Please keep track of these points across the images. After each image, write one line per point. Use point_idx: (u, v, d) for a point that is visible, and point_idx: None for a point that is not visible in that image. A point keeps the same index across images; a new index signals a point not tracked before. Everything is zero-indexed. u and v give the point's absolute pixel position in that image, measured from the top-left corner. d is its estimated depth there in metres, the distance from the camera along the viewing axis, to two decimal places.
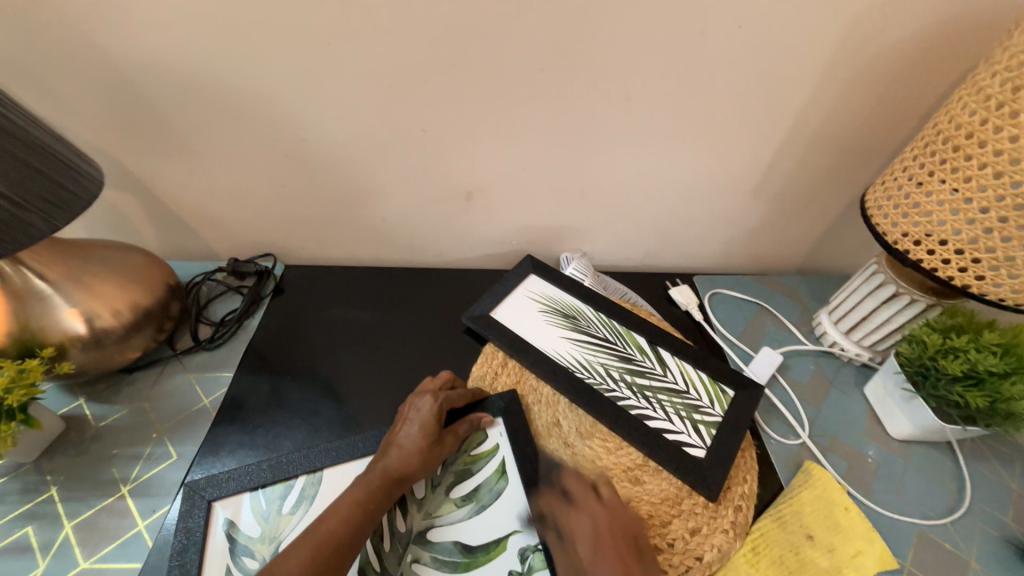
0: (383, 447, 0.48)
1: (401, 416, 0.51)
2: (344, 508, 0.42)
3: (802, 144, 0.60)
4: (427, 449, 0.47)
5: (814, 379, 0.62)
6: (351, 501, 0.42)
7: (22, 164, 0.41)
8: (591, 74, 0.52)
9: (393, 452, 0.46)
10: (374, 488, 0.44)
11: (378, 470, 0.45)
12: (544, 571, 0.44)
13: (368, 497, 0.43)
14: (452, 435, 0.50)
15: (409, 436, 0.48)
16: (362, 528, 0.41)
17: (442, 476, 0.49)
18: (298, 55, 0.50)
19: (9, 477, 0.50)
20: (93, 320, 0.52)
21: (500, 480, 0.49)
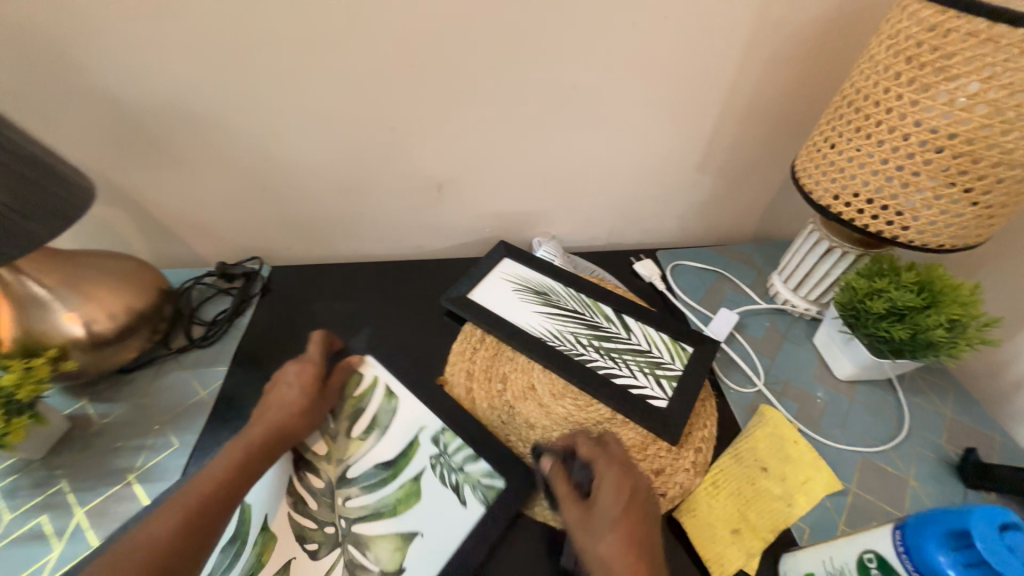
0: (259, 410, 0.52)
1: (275, 381, 0.55)
2: (224, 468, 0.45)
3: (738, 119, 0.66)
4: (311, 405, 0.53)
5: (769, 334, 0.68)
6: (227, 464, 0.46)
7: (21, 177, 0.45)
8: (541, 67, 0.57)
9: (276, 411, 0.51)
10: (258, 442, 0.48)
11: (263, 428, 0.49)
12: (456, 440, 0.54)
13: (252, 451, 0.47)
14: (328, 390, 0.56)
15: (288, 395, 0.53)
16: (240, 486, 0.45)
17: (335, 428, 0.55)
18: (270, 65, 0.54)
19: (18, 473, 0.53)
20: (90, 324, 0.55)
21: (379, 402, 0.57)
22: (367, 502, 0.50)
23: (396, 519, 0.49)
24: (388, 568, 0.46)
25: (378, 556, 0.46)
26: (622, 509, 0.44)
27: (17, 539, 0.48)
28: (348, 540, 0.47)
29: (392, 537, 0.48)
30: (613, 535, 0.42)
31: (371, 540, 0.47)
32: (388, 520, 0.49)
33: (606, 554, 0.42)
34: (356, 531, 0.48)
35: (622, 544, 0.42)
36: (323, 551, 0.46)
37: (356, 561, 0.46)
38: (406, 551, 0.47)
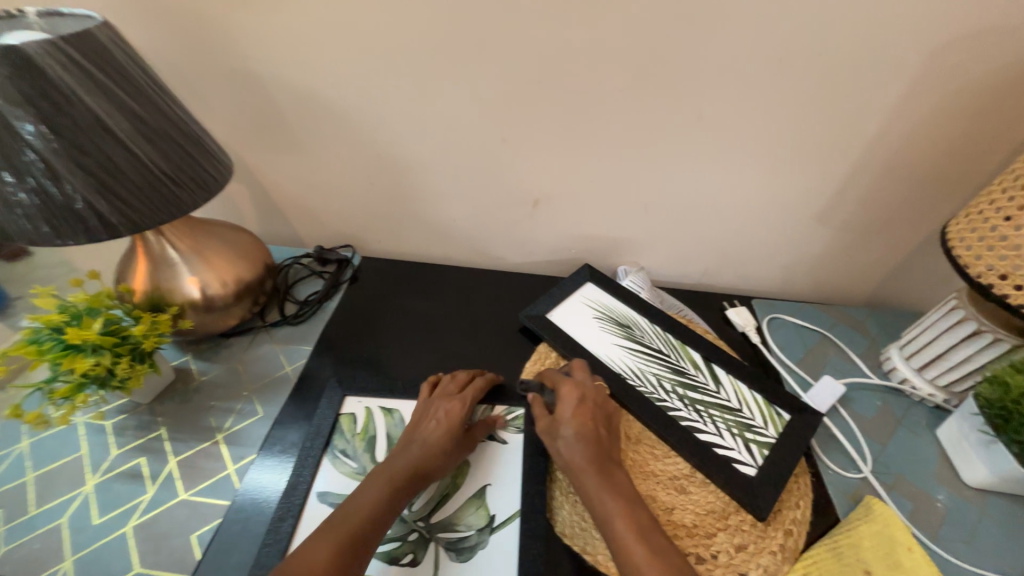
0: (404, 443, 0.51)
1: (423, 415, 0.54)
2: (365, 507, 0.45)
3: (876, 172, 0.59)
4: (451, 448, 0.51)
5: (880, 415, 0.60)
6: (371, 500, 0.46)
7: (178, 148, 0.49)
8: (666, 95, 0.55)
9: (416, 449, 0.50)
10: (398, 480, 0.48)
11: (403, 467, 0.48)
12: None
13: (392, 494, 0.46)
14: (471, 435, 0.54)
15: (434, 434, 0.51)
16: (381, 525, 0.45)
17: (353, 451, 0.54)
18: (402, 69, 0.57)
19: (128, 413, 0.58)
20: (206, 288, 0.60)
21: (381, 417, 0.58)
22: (431, 498, 0.50)
23: (462, 490, 0.51)
24: (482, 526, 0.49)
25: (467, 523, 0.49)
26: (577, 409, 0.51)
27: (120, 474, 0.53)
28: (435, 530, 0.48)
29: (470, 503, 0.50)
30: (571, 427, 0.49)
31: (454, 524, 0.49)
32: (456, 495, 0.51)
33: (566, 439, 0.49)
34: (437, 523, 0.49)
35: (577, 435, 0.49)
36: (421, 553, 0.46)
37: (454, 538, 0.48)
38: (488, 505, 0.50)
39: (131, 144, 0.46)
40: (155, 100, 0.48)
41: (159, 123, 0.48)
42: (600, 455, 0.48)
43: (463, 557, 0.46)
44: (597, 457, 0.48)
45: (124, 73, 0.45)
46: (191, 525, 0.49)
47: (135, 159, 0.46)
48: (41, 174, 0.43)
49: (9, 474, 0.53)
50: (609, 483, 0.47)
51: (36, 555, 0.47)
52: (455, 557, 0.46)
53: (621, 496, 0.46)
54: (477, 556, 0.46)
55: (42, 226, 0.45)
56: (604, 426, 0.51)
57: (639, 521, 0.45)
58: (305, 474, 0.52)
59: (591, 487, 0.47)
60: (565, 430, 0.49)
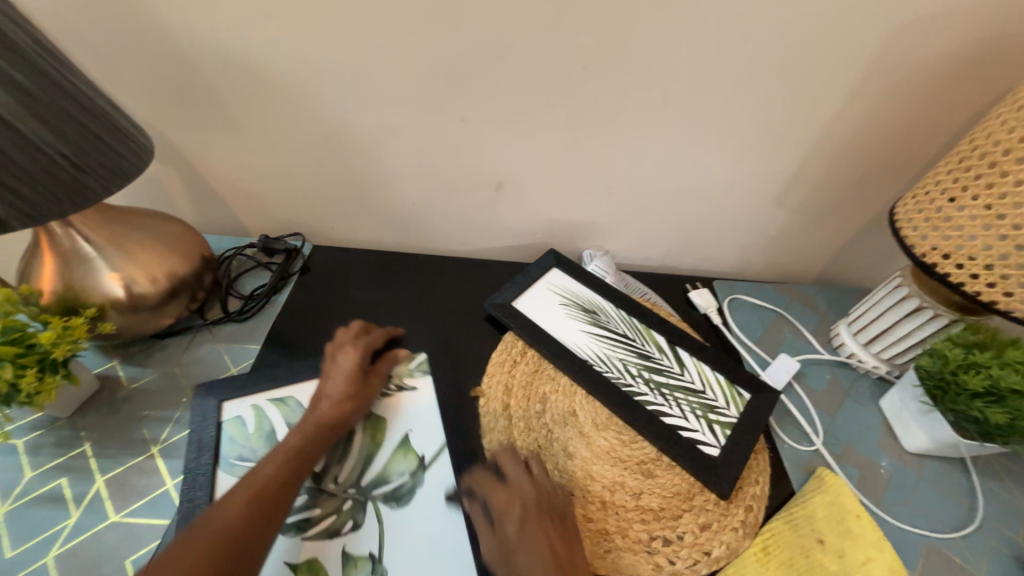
0: (314, 401, 0.53)
1: (323, 372, 0.56)
2: (277, 456, 0.46)
3: (830, 155, 0.61)
4: (355, 393, 0.53)
5: (830, 388, 0.63)
6: (287, 448, 0.47)
7: (81, 127, 0.43)
8: (628, 75, 0.53)
9: (324, 402, 0.52)
10: (314, 427, 0.49)
11: (312, 418, 0.50)
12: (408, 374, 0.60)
13: (305, 441, 0.48)
14: (375, 376, 0.57)
15: (334, 386, 0.53)
16: (298, 470, 0.46)
17: (254, 452, 0.50)
18: (345, 40, 0.52)
19: (45, 429, 0.52)
20: (131, 285, 0.53)
21: (274, 409, 0.54)
22: (354, 464, 0.51)
23: (383, 447, 0.53)
24: (413, 470, 0.51)
25: (398, 473, 0.51)
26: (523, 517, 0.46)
27: (37, 498, 0.47)
28: (367, 490, 0.49)
29: (396, 454, 0.52)
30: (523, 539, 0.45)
31: (388, 479, 0.51)
32: (379, 454, 0.52)
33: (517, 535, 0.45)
34: (368, 483, 0.50)
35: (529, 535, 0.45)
36: (359, 516, 0.48)
37: (388, 490, 0.50)
38: (414, 450, 0.53)
39: (18, 124, 0.39)
40: (50, 72, 0.40)
41: (57, 99, 0.41)
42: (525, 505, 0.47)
43: (403, 502, 0.49)
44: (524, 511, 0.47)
45: (12, 44, 0.38)
46: (125, 548, 0.45)
47: (26, 141, 0.39)
48: None
49: None
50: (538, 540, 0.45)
51: None
52: (394, 505, 0.49)
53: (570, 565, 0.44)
54: (416, 496, 0.50)
55: None
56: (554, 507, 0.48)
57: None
58: (199, 494, 0.47)
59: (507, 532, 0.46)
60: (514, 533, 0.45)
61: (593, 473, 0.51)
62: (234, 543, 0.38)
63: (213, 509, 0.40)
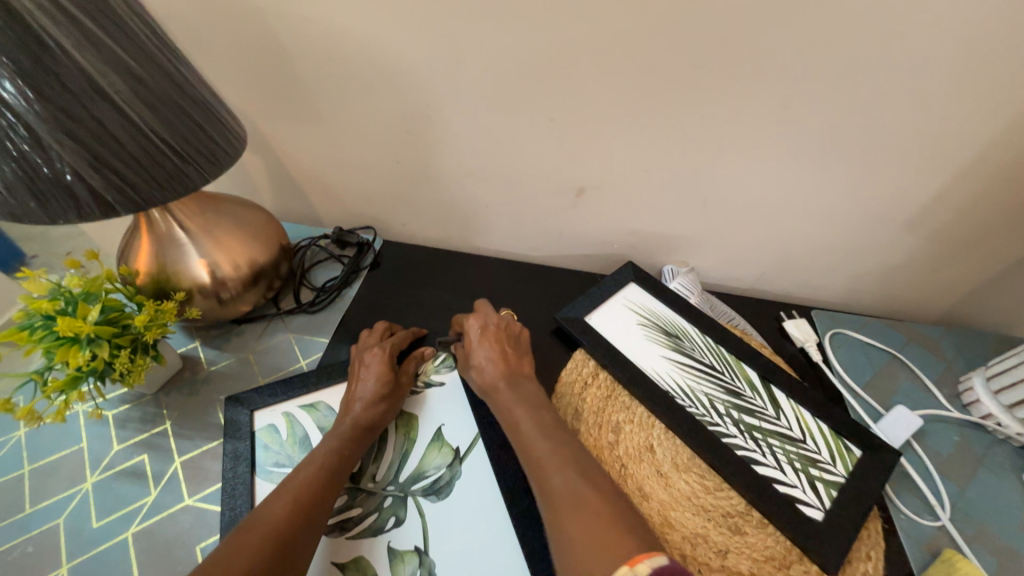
0: (347, 403, 0.51)
1: (353, 373, 0.54)
2: (319, 457, 0.45)
3: (987, 179, 0.51)
4: (388, 393, 0.52)
5: (959, 453, 0.53)
6: (326, 450, 0.46)
7: (185, 115, 0.43)
8: (747, 76, 0.47)
9: (358, 405, 0.50)
10: (351, 427, 0.48)
11: (349, 422, 0.48)
12: (440, 375, 0.58)
13: (341, 446, 0.46)
14: (405, 374, 0.55)
15: (368, 387, 0.51)
16: (339, 473, 0.45)
17: (290, 457, 0.49)
18: (436, 30, 0.49)
19: (132, 403, 0.54)
20: (216, 271, 0.54)
21: (305, 415, 0.52)
22: (390, 463, 0.50)
23: (417, 442, 0.52)
24: (450, 462, 0.51)
25: (435, 466, 0.51)
26: (484, 340, 0.55)
27: (121, 472, 0.49)
28: (407, 486, 0.49)
29: (431, 448, 0.52)
30: (479, 352, 0.54)
31: (425, 473, 0.50)
32: (414, 449, 0.52)
33: (478, 363, 0.54)
34: (407, 479, 0.50)
35: (485, 358, 0.53)
36: (401, 512, 0.47)
37: (428, 484, 0.49)
38: (449, 442, 0.52)
39: (129, 111, 0.39)
40: (162, 62, 0.41)
41: (165, 87, 0.41)
42: (511, 375, 0.52)
43: (443, 495, 0.49)
44: (510, 379, 0.52)
45: (126, 30, 0.38)
46: (195, 534, 0.45)
47: (134, 126, 0.39)
48: (27, 144, 0.36)
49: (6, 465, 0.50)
50: (546, 434, 0.46)
51: (33, 557, 0.44)
52: (435, 498, 0.48)
53: (545, 428, 0.47)
54: (455, 487, 0.49)
55: (27, 201, 0.39)
56: (514, 349, 0.56)
57: (546, 425, 0.47)
58: (240, 503, 0.46)
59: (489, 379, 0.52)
60: (477, 356, 0.54)
61: (672, 520, 0.46)
62: (282, 545, 0.38)
63: (258, 513, 0.39)
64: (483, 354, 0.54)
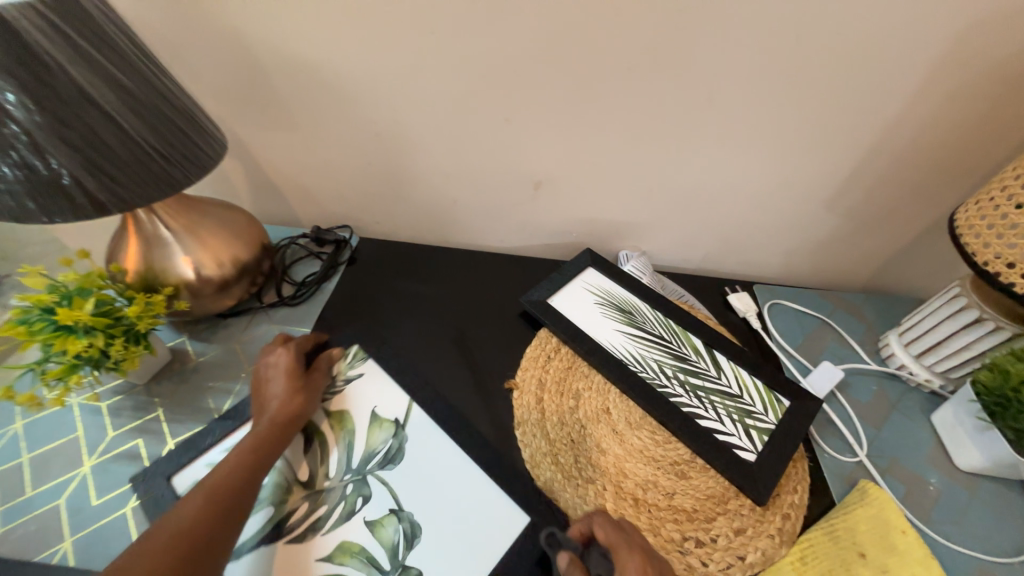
0: (260, 406, 0.53)
1: (259, 378, 0.56)
2: (233, 456, 0.47)
3: (886, 159, 0.58)
4: (297, 389, 0.55)
5: (876, 400, 0.61)
6: (242, 448, 0.48)
7: (170, 122, 0.47)
8: (672, 76, 0.54)
9: (270, 405, 0.53)
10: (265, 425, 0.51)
11: (264, 421, 0.51)
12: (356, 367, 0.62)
13: (256, 443, 0.49)
14: (315, 373, 0.58)
15: (277, 388, 0.54)
16: (257, 466, 0.47)
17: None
18: (398, 42, 0.55)
19: (124, 394, 0.57)
20: (200, 268, 0.58)
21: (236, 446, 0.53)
22: (339, 457, 0.53)
23: (358, 429, 0.55)
24: (393, 434, 0.55)
25: (382, 440, 0.55)
26: None
27: (117, 455, 0.53)
28: (363, 466, 0.53)
29: (372, 428, 0.56)
30: None
31: (374, 450, 0.54)
32: (358, 436, 0.55)
33: None
34: (361, 462, 0.53)
35: None
36: (366, 488, 0.51)
37: (381, 458, 0.53)
38: (387, 417, 0.57)
39: (119, 119, 0.43)
40: (146, 73, 0.45)
41: (151, 98, 0.46)
42: None
43: (398, 459, 0.53)
44: None
45: (115, 47, 0.43)
46: None
47: (123, 133, 0.44)
48: (25, 149, 0.40)
49: (4, 455, 0.53)
50: None
51: (37, 535, 0.47)
52: (392, 466, 0.53)
53: None
54: (407, 450, 0.54)
55: (27, 202, 0.43)
56: None
57: None
58: None
59: None
60: None
61: (625, 470, 0.52)
62: (196, 538, 0.40)
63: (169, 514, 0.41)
64: None
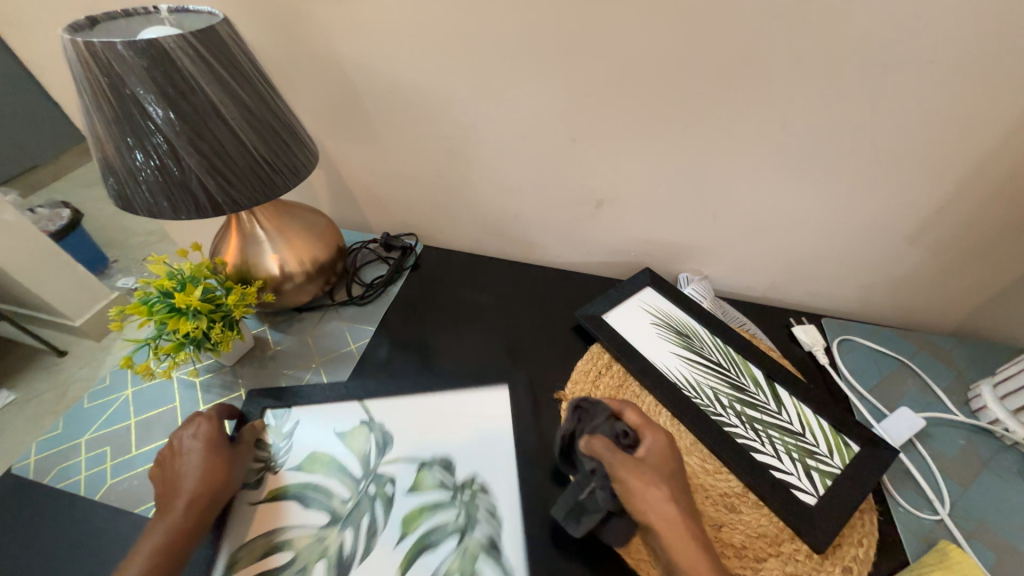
0: (168, 487, 0.47)
1: (171, 451, 0.50)
2: (142, 558, 0.42)
3: (983, 193, 0.54)
4: (219, 464, 0.49)
5: (963, 455, 0.55)
6: (154, 544, 0.43)
7: (277, 134, 0.53)
8: (744, 102, 0.53)
9: (186, 486, 0.47)
10: (175, 522, 0.45)
11: (178, 508, 0.45)
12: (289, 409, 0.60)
13: (170, 537, 0.44)
14: (240, 446, 0.53)
15: (195, 466, 0.48)
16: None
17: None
18: (476, 67, 0.59)
19: (213, 373, 0.64)
20: (285, 266, 0.64)
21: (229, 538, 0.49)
22: (339, 478, 0.53)
23: (339, 451, 0.55)
24: (370, 440, 0.56)
25: (366, 441, 0.56)
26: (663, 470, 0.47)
27: None
28: (366, 472, 0.54)
29: (350, 440, 0.56)
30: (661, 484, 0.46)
31: (365, 452, 0.55)
32: (342, 455, 0.55)
33: (656, 487, 0.45)
34: (363, 468, 0.54)
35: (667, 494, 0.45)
36: (385, 483, 0.53)
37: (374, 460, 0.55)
38: (357, 423, 0.58)
39: (239, 132, 0.50)
40: (262, 92, 0.52)
41: (264, 113, 0.52)
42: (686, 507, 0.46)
43: (387, 446, 0.56)
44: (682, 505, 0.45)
45: (241, 70, 0.49)
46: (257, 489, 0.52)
47: (241, 143, 0.50)
48: (167, 155, 0.48)
49: (116, 417, 0.61)
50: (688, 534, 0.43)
51: (137, 489, 0.54)
52: (386, 454, 0.55)
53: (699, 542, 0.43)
54: (389, 440, 0.56)
55: (161, 200, 0.50)
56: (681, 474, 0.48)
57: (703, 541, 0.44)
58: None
59: (652, 490, 0.45)
60: (656, 480, 0.46)
61: None
62: None
63: None
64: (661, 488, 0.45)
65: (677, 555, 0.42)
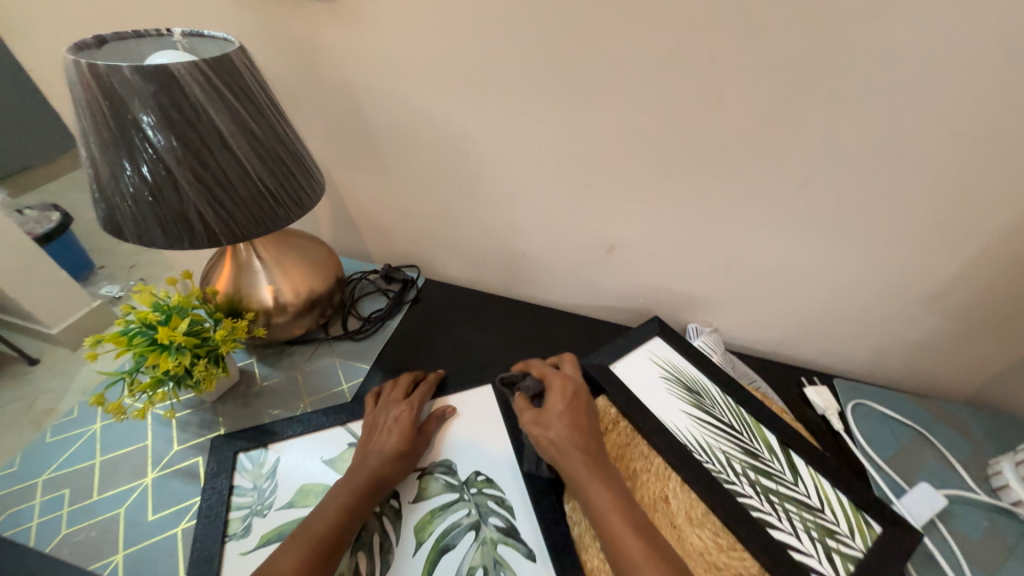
0: (361, 456, 0.52)
1: (374, 428, 0.55)
2: (331, 512, 0.46)
3: (1002, 265, 0.53)
4: (409, 447, 0.52)
5: (988, 539, 0.52)
6: (337, 506, 0.47)
7: (283, 164, 0.51)
8: (763, 160, 0.53)
9: (372, 458, 0.51)
10: (357, 492, 0.48)
11: (362, 476, 0.49)
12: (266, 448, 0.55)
13: (354, 500, 0.47)
14: (426, 431, 0.56)
15: (387, 443, 0.52)
16: (338, 542, 0.45)
17: None
18: (494, 107, 0.58)
19: (193, 409, 0.60)
20: (281, 298, 0.61)
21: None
22: None
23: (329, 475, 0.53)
24: None
25: None
26: (565, 410, 0.52)
27: (179, 471, 0.54)
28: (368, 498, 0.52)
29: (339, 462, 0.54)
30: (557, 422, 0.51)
31: None
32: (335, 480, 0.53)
33: (553, 426, 0.51)
34: None
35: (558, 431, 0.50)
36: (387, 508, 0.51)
37: None
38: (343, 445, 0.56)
39: (244, 161, 0.47)
40: (272, 121, 0.50)
41: (272, 143, 0.50)
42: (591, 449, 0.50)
43: None
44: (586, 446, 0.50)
45: (252, 98, 0.47)
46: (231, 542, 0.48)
47: (246, 173, 0.48)
48: (165, 182, 0.45)
49: (81, 455, 0.56)
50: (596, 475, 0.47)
51: (94, 542, 0.48)
52: None
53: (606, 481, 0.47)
54: None
55: (154, 228, 0.47)
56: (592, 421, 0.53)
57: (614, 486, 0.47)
58: None
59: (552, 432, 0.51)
60: (554, 421, 0.51)
61: None
62: None
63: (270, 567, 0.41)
64: (560, 428, 0.51)
65: (585, 488, 0.47)
